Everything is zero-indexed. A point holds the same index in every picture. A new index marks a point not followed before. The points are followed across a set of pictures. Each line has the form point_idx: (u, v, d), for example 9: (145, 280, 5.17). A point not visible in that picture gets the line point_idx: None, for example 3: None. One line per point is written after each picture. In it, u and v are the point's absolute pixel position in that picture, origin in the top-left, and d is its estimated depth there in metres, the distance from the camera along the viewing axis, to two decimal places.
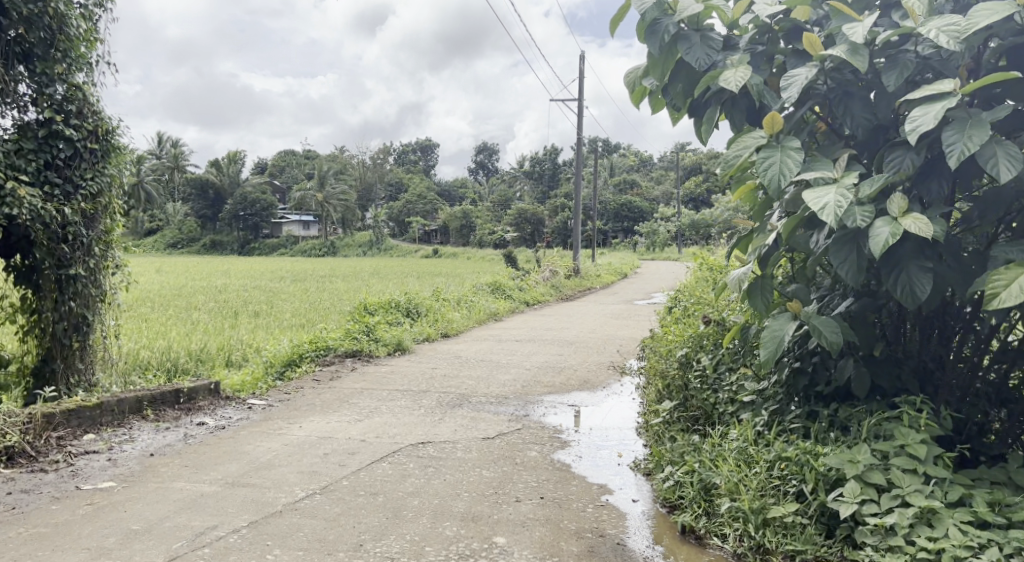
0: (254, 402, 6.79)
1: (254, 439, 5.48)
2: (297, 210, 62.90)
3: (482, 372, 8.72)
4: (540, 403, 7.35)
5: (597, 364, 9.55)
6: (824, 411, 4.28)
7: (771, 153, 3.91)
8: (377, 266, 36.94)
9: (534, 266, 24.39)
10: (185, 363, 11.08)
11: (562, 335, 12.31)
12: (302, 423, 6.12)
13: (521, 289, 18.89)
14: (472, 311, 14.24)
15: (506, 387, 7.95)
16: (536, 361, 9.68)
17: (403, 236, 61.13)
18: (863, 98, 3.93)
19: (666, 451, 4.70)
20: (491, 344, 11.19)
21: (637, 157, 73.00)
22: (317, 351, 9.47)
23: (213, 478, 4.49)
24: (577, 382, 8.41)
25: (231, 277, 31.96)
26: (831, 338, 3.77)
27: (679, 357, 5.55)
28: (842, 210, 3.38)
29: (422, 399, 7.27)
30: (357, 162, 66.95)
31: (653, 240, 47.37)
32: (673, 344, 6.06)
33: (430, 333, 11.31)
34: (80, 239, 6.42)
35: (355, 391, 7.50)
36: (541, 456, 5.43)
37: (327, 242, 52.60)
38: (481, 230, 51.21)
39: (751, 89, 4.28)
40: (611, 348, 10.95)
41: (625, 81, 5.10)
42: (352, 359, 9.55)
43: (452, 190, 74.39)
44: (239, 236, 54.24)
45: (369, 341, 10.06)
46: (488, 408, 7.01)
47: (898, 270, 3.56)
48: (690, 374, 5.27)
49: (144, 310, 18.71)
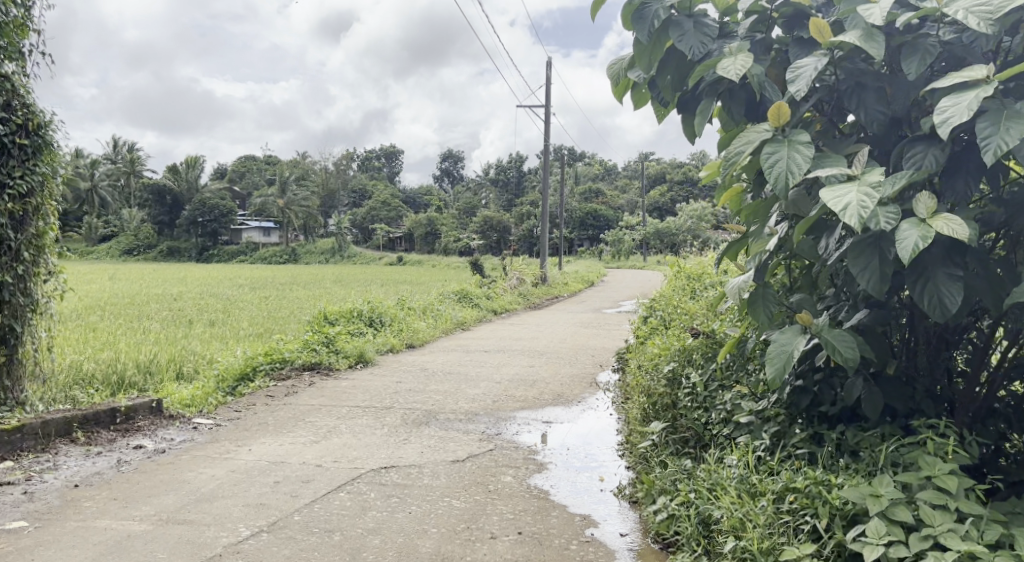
0: (201, 421, 6.23)
1: (197, 466, 4.93)
2: (258, 217, 61.80)
3: (450, 387, 8.23)
4: (512, 420, 6.88)
5: (571, 376, 9.11)
6: (830, 433, 3.88)
7: (777, 148, 3.46)
8: (339, 274, 36.18)
9: (501, 273, 23.95)
10: (131, 377, 10.42)
11: (532, 346, 11.86)
12: (253, 445, 5.58)
13: (489, 297, 18.43)
14: (439, 320, 13.75)
15: (475, 403, 7.47)
16: (506, 373, 9.22)
17: (366, 243, 60.35)
18: (876, 90, 3.55)
19: (656, 479, 4.27)
20: (459, 355, 10.70)
21: (602, 166, 73.08)
22: (273, 365, 8.90)
23: (143, 514, 3.94)
24: (550, 396, 7.96)
25: (187, 284, 31.04)
26: (846, 354, 3.31)
27: (665, 373, 5.09)
28: (866, 211, 2.98)
29: (386, 417, 6.75)
30: (320, 168, 66.03)
31: (619, 248, 47.19)
32: (657, 358, 5.61)
33: (394, 343, 10.79)
34: (6, 244, 5.80)
35: (313, 409, 6.96)
36: (516, 481, 4.96)
37: (289, 249, 51.66)
38: (446, 238, 50.69)
39: (752, 80, 3.85)
40: (584, 360, 10.53)
41: (608, 72, 4.64)
42: (311, 372, 9.00)
43: (416, 197, 73.74)
44: (198, 243, 53.03)
45: (329, 353, 9.51)
46: (457, 426, 6.52)
47: (924, 278, 3.17)
48: (679, 392, 4.83)
49: (94, 319, 17.89)
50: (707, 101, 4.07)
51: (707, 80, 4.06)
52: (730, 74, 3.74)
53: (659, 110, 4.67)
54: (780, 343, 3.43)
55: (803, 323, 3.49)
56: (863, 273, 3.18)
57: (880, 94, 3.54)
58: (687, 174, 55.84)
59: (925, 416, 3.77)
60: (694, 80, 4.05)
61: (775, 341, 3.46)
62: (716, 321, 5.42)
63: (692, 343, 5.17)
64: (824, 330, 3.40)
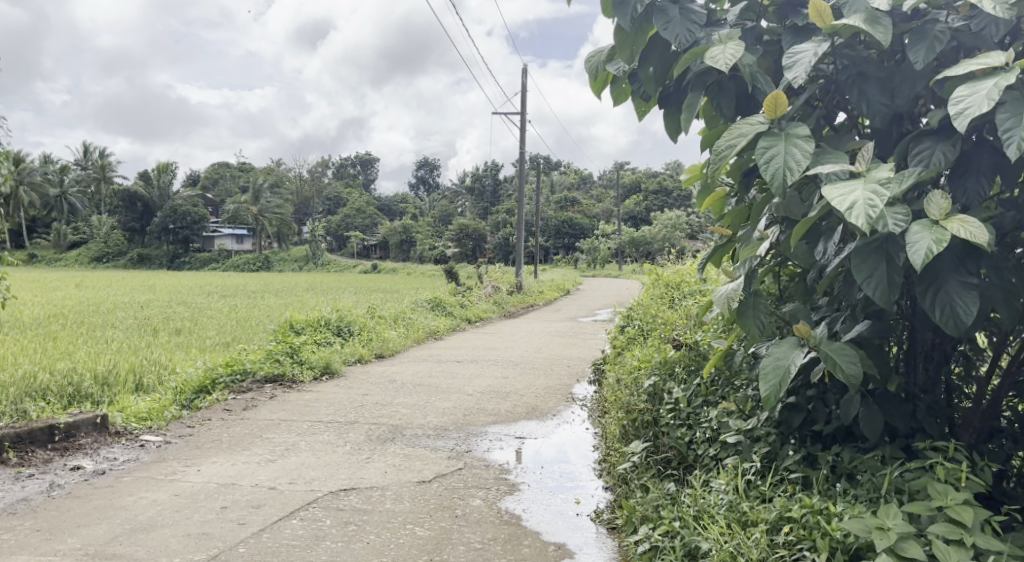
0: (149, 438, 5.81)
1: (139, 489, 4.52)
2: (231, 224, 60.95)
3: (420, 400, 7.85)
4: (484, 435, 6.53)
5: (545, 388, 8.77)
6: (826, 455, 3.57)
7: (774, 142, 3.17)
8: (312, 282, 35.56)
9: (476, 281, 23.59)
10: (86, 388, 9.93)
11: (506, 355, 11.51)
12: (202, 464, 5.18)
13: (463, 306, 18.05)
14: (410, 329, 13.35)
15: (445, 417, 7.11)
16: (479, 385, 8.86)
17: (340, 251, 59.72)
18: (880, 81, 3.28)
19: (637, 505, 3.93)
20: (430, 365, 10.33)
21: (577, 175, 73.01)
22: (233, 377, 8.47)
23: (68, 548, 3.55)
24: (524, 410, 7.61)
25: (155, 291, 30.32)
26: (849, 370, 2.99)
27: (645, 388, 4.76)
28: (875, 212, 2.68)
29: (349, 433, 6.36)
30: (294, 174, 65.35)
31: (595, 257, 47.02)
32: (636, 370, 5.28)
33: (363, 354, 10.39)
34: None
35: (271, 424, 6.55)
36: (485, 505, 4.59)
37: (261, 257, 50.95)
38: (421, 246, 50.25)
39: (744, 72, 3.55)
40: (559, 371, 10.21)
41: (586, 66, 4.30)
42: (274, 384, 8.58)
43: (391, 204, 73.21)
44: (169, 250, 52.13)
45: (292, 364, 9.09)
46: (425, 442, 6.16)
47: (934, 287, 2.88)
48: (660, 409, 4.51)
49: (53, 328, 17.26)
50: (694, 94, 3.75)
51: (694, 72, 3.75)
52: (721, 64, 3.43)
53: (642, 106, 4.36)
54: (775, 358, 3.09)
55: (800, 335, 3.16)
56: (869, 280, 2.88)
57: (884, 86, 3.27)
58: (663, 183, 55.95)
59: (928, 436, 3.47)
60: (680, 71, 3.74)
61: (769, 355, 3.12)
62: (698, 333, 5.11)
63: (674, 356, 4.85)
64: (823, 343, 3.08)
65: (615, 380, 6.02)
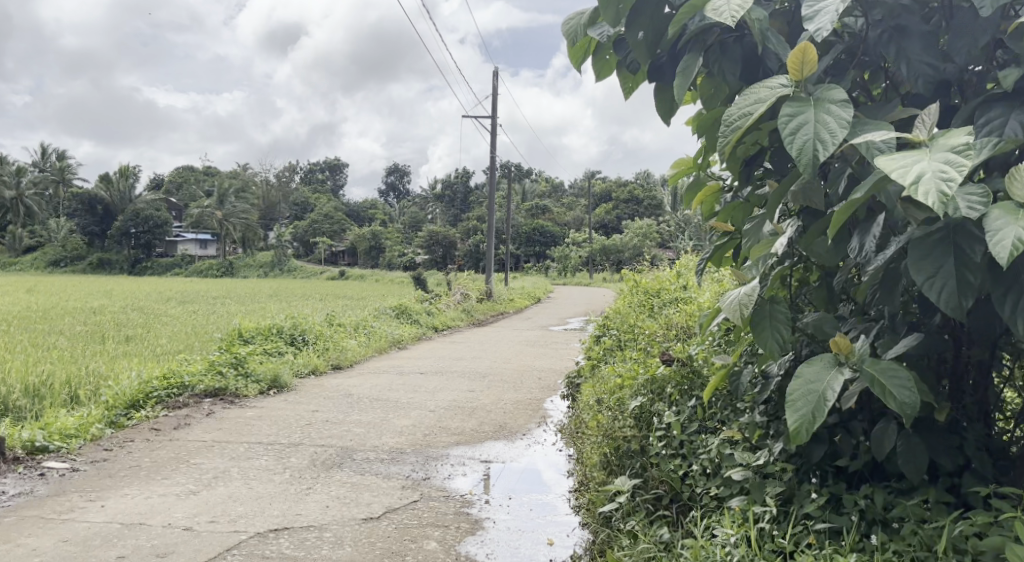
0: (53, 464, 5.03)
1: (19, 534, 3.77)
2: (194, 228, 59.45)
3: (375, 417, 7.10)
4: (445, 459, 5.80)
5: (514, 404, 8.06)
6: (857, 499, 2.90)
7: (800, 107, 2.46)
8: (276, 287, 34.54)
9: (444, 289, 22.83)
10: (11, 400, 9.07)
11: (473, 367, 10.79)
12: (108, 498, 4.39)
13: (429, 313, 17.29)
14: (372, 338, 12.58)
15: (401, 438, 6.36)
16: (442, 400, 8.13)
17: (308, 257, 58.59)
18: (923, 36, 2.61)
19: (624, 555, 3.23)
20: (390, 377, 9.58)
21: (548, 183, 72.56)
22: (169, 391, 7.65)
23: None
24: (491, 428, 6.89)
25: (110, 297, 29.16)
26: (903, 397, 2.30)
27: (630, 410, 4.08)
28: (950, 185, 2.00)
29: (290, 458, 5.61)
30: (261, 179, 64.08)
31: (565, 265, 46.46)
32: (618, 388, 4.60)
33: (318, 365, 9.63)
34: None
35: (202, 447, 5.77)
36: (441, 549, 3.87)
37: (226, 263, 49.70)
38: (390, 253, 49.36)
39: (753, 29, 2.85)
40: (530, 384, 9.50)
41: (566, 29, 3.55)
42: (214, 398, 7.77)
43: (360, 210, 72.11)
44: (130, 255, 50.67)
45: (236, 378, 8.29)
46: (376, 468, 5.42)
47: (1014, 291, 2.23)
48: (650, 436, 3.82)
49: None
50: (691, 56, 3.04)
51: (692, 29, 3.04)
52: (725, 15, 2.71)
53: (628, 80, 3.65)
54: (806, 382, 2.38)
55: (835, 351, 2.46)
56: (931, 281, 2.21)
57: (928, 41, 2.60)
58: (633, 192, 55.66)
59: (982, 476, 2.81)
60: (674, 27, 3.03)
61: (799, 377, 2.40)
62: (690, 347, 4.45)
63: (664, 373, 4.17)
64: (866, 362, 2.40)
65: (592, 400, 5.33)
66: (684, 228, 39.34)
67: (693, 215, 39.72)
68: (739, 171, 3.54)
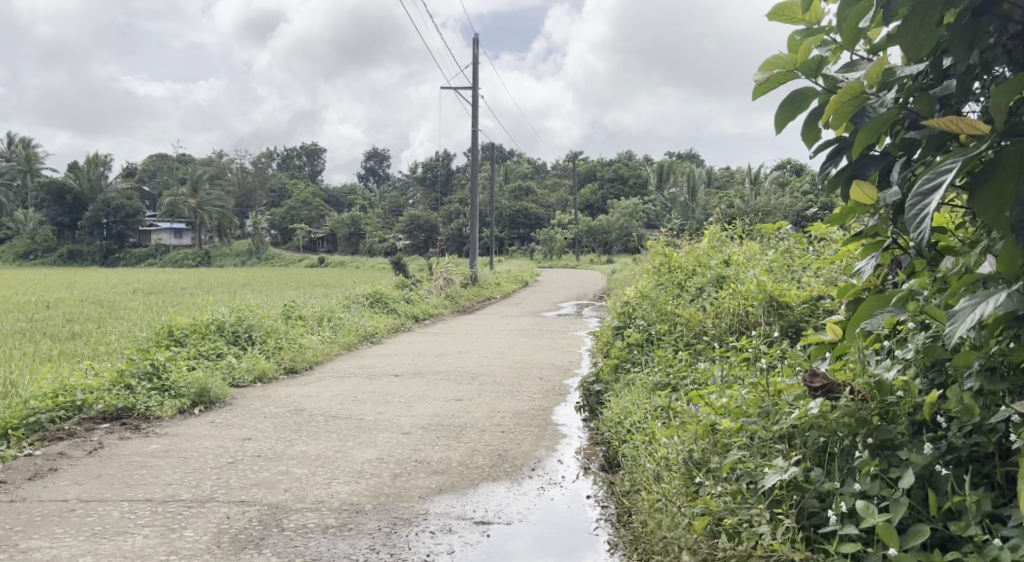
0: None
1: None
2: (167, 218, 56.91)
3: (326, 449, 5.16)
4: (421, 522, 3.88)
5: (513, 418, 6.18)
6: None
7: None
8: (249, 278, 32.27)
9: (426, 274, 20.81)
10: None
11: (460, 365, 8.90)
12: None
13: (408, 301, 15.30)
14: (339, 332, 10.64)
15: (359, 485, 4.43)
16: (420, 416, 6.23)
17: (285, 243, 56.23)
18: None
19: None
20: (356, 383, 7.64)
21: (531, 165, 70.65)
22: (52, 415, 5.70)
23: None
24: (489, 460, 5.02)
25: (70, 290, 26.91)
26: None
27: (780, 481, 2.85)
28: None
29: (183, 530, 3.68)
30: (235, 165, 61.52)
31: (551, 248, 44.44)
32: (736, 436, 3.32)
33: (265, 371, 7.70)
34: None
35: (57, 513, 3.85)
36: None
37: (201, 251, 47.43)
38: (370, 238, 47.15)
39: None
40: (530, 388, 7.62)
41: None
42: (115, 423, 5.81)
43: (339, 195, 69.73)
44: (102, 247, 48.11)
45: (150, 393, 6.33)
46: (312, 549, 3.50)
47: None
48: (843, 543, 2.50)
49: None
50: None
51: None
52: None
53: None
54: None
55: None
56: None
57: None
58: (618, 171, 53.87)
59: None
60: None
61: None
62: (837, 370, 3.24)
63: (816, 413, 2.88)
64: None
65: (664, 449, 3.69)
66: (675, 207, 37.54)
67: (682, 193, 38.08)
68: (962, 34, 2.30)
